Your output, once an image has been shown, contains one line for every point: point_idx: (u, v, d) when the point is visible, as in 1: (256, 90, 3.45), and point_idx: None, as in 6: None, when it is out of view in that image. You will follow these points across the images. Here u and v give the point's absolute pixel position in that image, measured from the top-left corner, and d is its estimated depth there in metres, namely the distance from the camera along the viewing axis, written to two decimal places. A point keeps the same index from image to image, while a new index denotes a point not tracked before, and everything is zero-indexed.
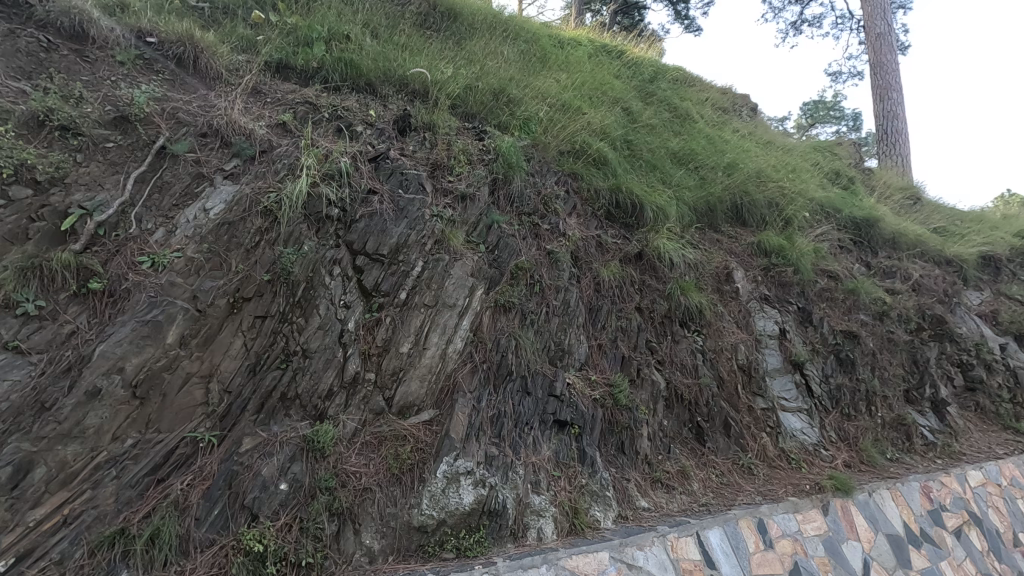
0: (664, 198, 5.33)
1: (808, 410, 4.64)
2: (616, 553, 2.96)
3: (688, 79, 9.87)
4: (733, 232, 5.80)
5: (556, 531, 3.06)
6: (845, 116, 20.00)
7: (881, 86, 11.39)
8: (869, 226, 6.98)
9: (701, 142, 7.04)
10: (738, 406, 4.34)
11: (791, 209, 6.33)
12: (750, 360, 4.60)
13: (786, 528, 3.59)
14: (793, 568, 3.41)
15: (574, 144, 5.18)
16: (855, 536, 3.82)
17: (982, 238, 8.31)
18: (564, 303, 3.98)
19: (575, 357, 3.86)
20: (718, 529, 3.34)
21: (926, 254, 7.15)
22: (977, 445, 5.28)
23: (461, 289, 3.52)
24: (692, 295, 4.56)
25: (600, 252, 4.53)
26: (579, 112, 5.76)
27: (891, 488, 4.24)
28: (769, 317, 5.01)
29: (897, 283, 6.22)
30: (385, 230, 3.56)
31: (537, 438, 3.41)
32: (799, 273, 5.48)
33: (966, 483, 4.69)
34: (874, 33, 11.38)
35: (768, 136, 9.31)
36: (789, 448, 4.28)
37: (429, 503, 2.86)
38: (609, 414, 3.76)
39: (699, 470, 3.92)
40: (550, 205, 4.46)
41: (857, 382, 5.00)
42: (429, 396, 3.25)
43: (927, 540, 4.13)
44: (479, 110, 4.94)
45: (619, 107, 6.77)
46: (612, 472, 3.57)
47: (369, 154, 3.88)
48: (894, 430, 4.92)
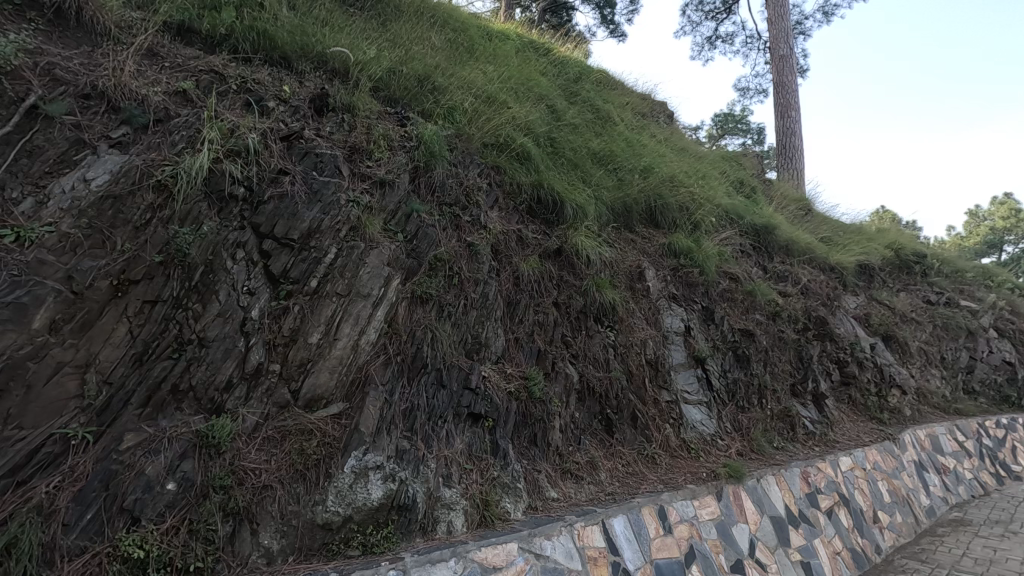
0: (583, 196, 5.47)
1: (707, 403, 4.96)
2: (525, 543, 2.99)
3: (610, 83, 10.16)
4: (647, 233, 6.07)
5: (466, 524, 3.05)
6: (751, 129, 21.48)
7: (782, 104, 12.35)
8: (767, 233, 7.56)
9: (620, 145, 7.29)
10: (644, 399, 4.57)
11: (699, 214, 6.72)
12: (657, 355, 4.85)
13: (683, 514, 3.80)
14: (688, 552, 3.63)
15: (498, 137, 5.17)
16: (743, 518, 4.12)
17: (860, 248, 9.25)
18: (482, 296, 3.96)
19: (492, 350, 3.86)
20: (622, 516, 3.48)
21: (814, 260, 7.85)
22: (848, 434, 5.90)
23: (376, 279, 3.40)
24: (606, 292, 4.71)
25: (520, 246, 4.57)
26: (505, 106, 5.75)
27: (776, 474, 4.62)
28: (676, 315, 5.30)
29: (788, 287, 6.79)
30: (296, 214, 3.37)
31: (450, 431, 3.39)
32: (704, 273, 5.83)
33: (838, 468, 5.21)
34: (778, 55, 12.33)
35: (683, 143, 9.82)
36: (689, 438, 4.57)
37: (335, 499, 2.76)
38: (523, 406, 3.81)
39: (607, 460, 4.08)
40: (472, 197, 4.43)
41: (750, 377, 5.42)
42: (339, 388, 3.13)
43: (804, 519, 4.55)
44: (403, 96, 4.81)
45: (544, 104, 6.84)
46: (524, 464, 3.62)
47: (282, 132, 3.64)
48: (781, 421, 5.40)
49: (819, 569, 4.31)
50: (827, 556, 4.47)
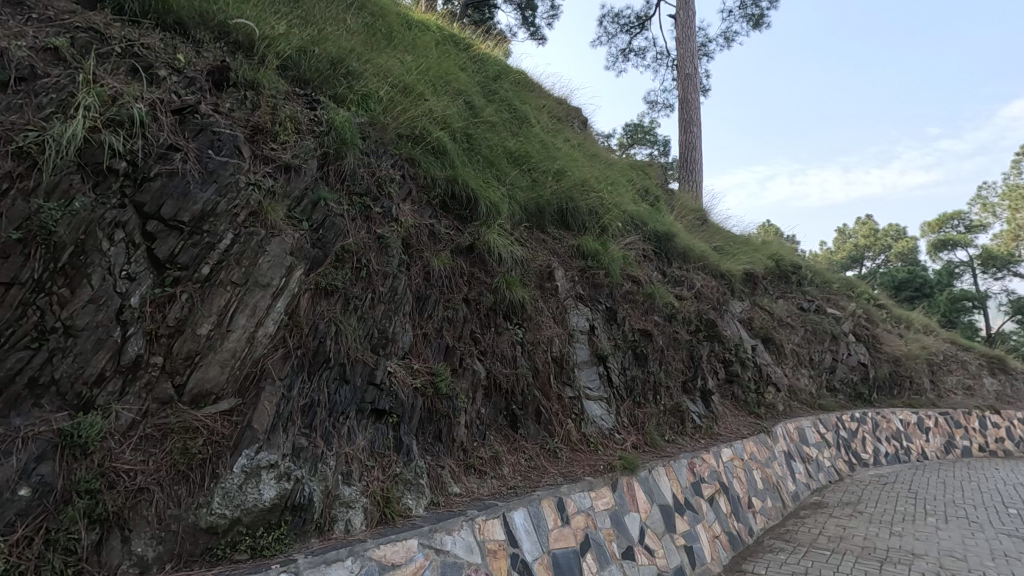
0: (498, 194, 5.52)
1: (607, 399, 5.22)
2: (425, 539, 2.97)
3: (528, 85, 10.32)
4: (558, 234, 6.24)
5: (365, 522, 2.99)
6: (658, 141, 22.72)
7: (686, 119, 13.20)
8: (667, 240, 8.05)
9: (536, 146, 7.44)
10: (549, 395, 4.73)
11: (607, 218, 7.02)
12: (562, 353, 5.03)
13: (581, 505, 3.96)
14: (583, 541, 3.79)
15: (413, 128, 5.09)
16: (635, 507, 4.37)
17: (748, 258, 10.12)
18: (391, 290, 3.88)
19: (399, 345, 3.80)
20: (522, 509, 3.56)
21: (708, 267, 8.47)
22: (730, 428, 6.46)
23: (278, 268, 3.21)
24: (516, 290, 4.79)
25: (432, 241, 4.52)
26: (422, 98, 5.67)
27: (665, 465, 4.94)
28: (582, 314, 5.53)
29: (684, 291, 7.28)
30: (188, 195, 3.11)
31: (352, 428, 3.30)
32: (610, 275, 6.11)
33: (720, 459, 5.68)
34: (684, 73, 13.16)
35: (595, 149, 10.20)
36: (589, 432, 4.79)
37: (222, 501, 2.58)
38: (429, 402, 3.79)
39: (510, 454, 4.17)
40: (384, 188, 4.32)
41: (647, 374, 5.80)
42: (231, 383, 2.93)
43: (689, 506, 4.91)
44: (313, 78, 4.59)
45: (462, 99, 6.81)
46: (427, 460, 3.60)
47: (174, 104, 3.34)
48: (672, 415, 5.81)
49: (700, 552, 4.68)
50: (707, 539, 4.86)
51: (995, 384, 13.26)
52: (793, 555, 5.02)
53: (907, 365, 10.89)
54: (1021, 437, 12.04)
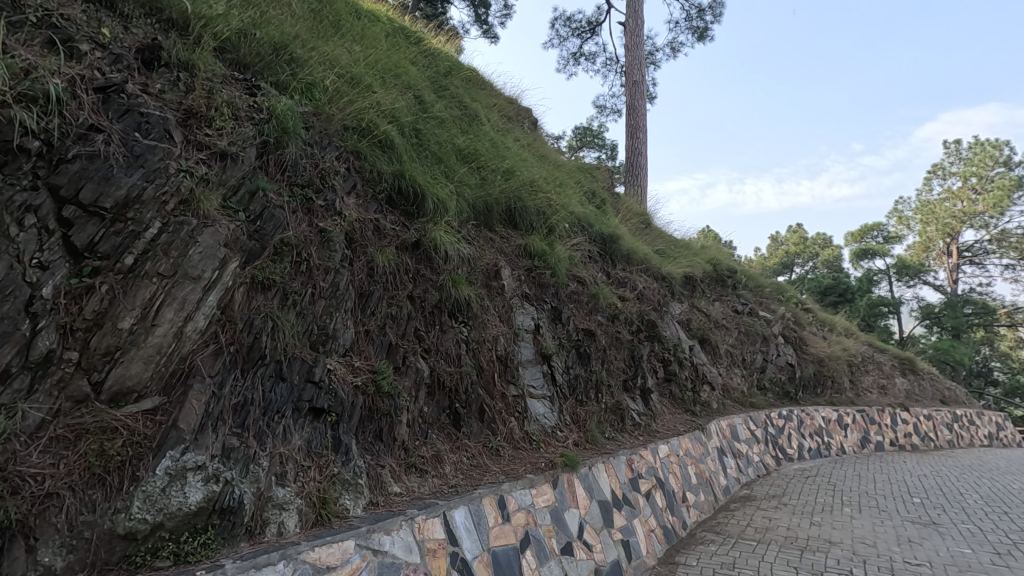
0: (446, 191, 5.49)
1: (550, 397, 5.31)
2: (363, 540, 2.90)
3: (479, 83, 10.29)
4: (505, 233, 6.27)
5: (299, 524, 2.89)
6: (606, 145, 23.20)
7: (633, 125, 13.55)
8: (613, 242, 8.24)
9: (485, 144, 7.43)
10: (493, 393, 4.75)
11: (554, 219, 7.11)
12: (507, 352, 5.06)
13: (521, 502, 3.99)
14: (523, 538, 3.82)
15: (360, 121, 4.97)
16: (575, 504, 4.45)
17: (688, 261, 10.50)
18: (333, 285, 3.77)
19: (339, 342, 3.71)
20: (463, 508, 3.54)
21: (650, 269, 8.74)
22: (667, 425, 6.70)
23: (210, 260, 3.06)
24: (462, 288, 4.78)
25: (377, 236, 4.43)
26: (369, 90, 5.54)
27: (605, 461, 5.06)
28: (527, 313, 5.58)
29: (627, 292, 7.49)
30: (111, 179, 2.91)
31: (288, 427, 3.19)
32: (555, 275, 6.18)
33: (657, 455, 5.87)
34: (632, 80, 13.51)
35: (544, 150, 10.30)
36: (531, 431, 4.85)
37: (142, 505, 2.44)
38: (370, 401, 3.72)
39: (453, 453, 4.15)
40: (327, 180, 4.20)
41: (589, 373, 5.95)
42: (156, 381, 2.77)
43: (627, 502, 5.04)
44: (254, 62, 4.40)
45: (411, 93, 6.71)
46: (367, 459, 3.54)
47: (97, 82, 3.11)
48: (613, 413, 5.97)
49: (636, 546, 4.82)
50: (643, 533, 5.01)
51: (905, 383, 14.38)
52: (722, 546, 5.26)
53: (829, 366, 11.64)
54: (926, 432, 13.12)
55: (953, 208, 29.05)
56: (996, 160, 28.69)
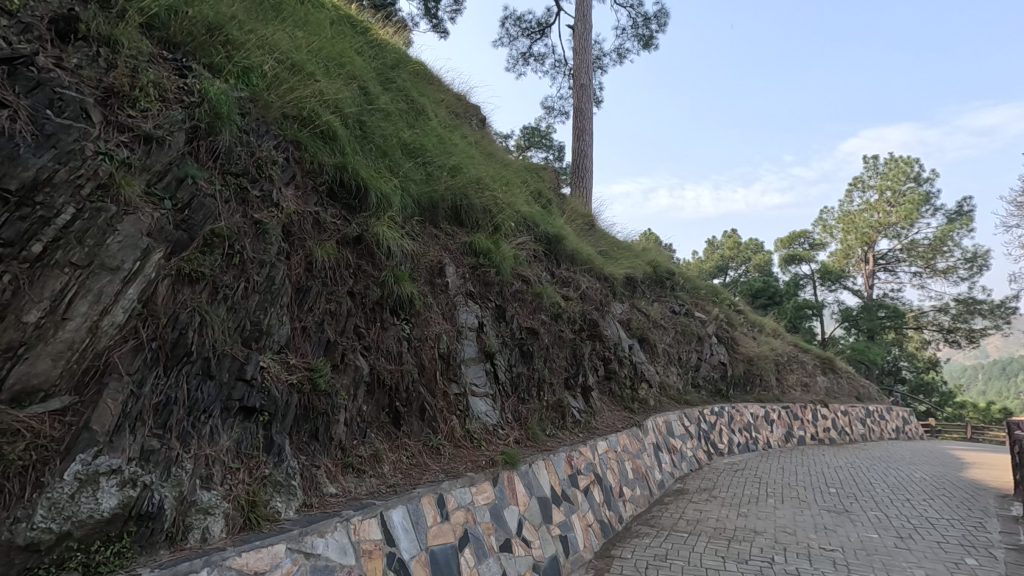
0: (390, 185, 5.38)
1: (492, 395, 5.35)
2: (294, 543, 2.79)
3: (427, 78, 10.16)
4: (450, 230, 6.23)
5: (226, 529, 2.76)
6: (553, 146, 23.45)
7: (579, 127, 13.77)
8: (558, 241, 8.33)
9: (432, 139, 7.35)
10: (434, 391, 4.72)
11: (500, 217, 7.12)
12: (449, 350, 5.04)
13: (461, 500, 3.96)
14: (462, 536, 3.81)
15: (300, 109, 4.79)
16: (514, 500, 4.47)
17: (630, 263, 10.79)
18: (267, 280, 3.61)
19: (274, 338, 3.56)
20: (402, 507, 3.48)
21: (594, 270, 8.91)
22: (606, 422, 6.88)
23: (131, 250, 2.86)
24: (404, 285, 4.70)
25: (316, 230, 4.29)
26: (311, 78, 5.36)
27: (545, 458, 5.12)
28: (471, 311, 5.58)
29: (570, 292, 7.61)
30: (17, 158, 2.66)
31: (215, 428, 3.04)
32: (500, 274, 6.20)
33: (596, 451, 6.00)
34: (579, 83, 13.73)
35: (491, 148, 10.30)
36: (472, 429, 4.87)
37: (47, 513, 2.26)
38: (306, 399, 3.60)
39: (392, 452, 4.09)
40: (264, 170, 4.01)
41: (532, 371, 6.02)
42: (66, 379, 2.57)
43: (566, 498, 5.13)
44: (184, 42, 4.15)
45: (356, 84, 6.53)
46: (301, 460, 3.42)
47: (2, 52, 2.84)
48: (554, 411, 6.08)
49: (573, 541, 4.92)
50: (581, 528, 5.12)
51: (825, 382, 15.39)
52: (656, 538, 5.44)
53: (757, 364, 12.29)
54: (842, 427, 14.09)
55: (870, 219, 31.30)
56: (908, 176, 31.13)
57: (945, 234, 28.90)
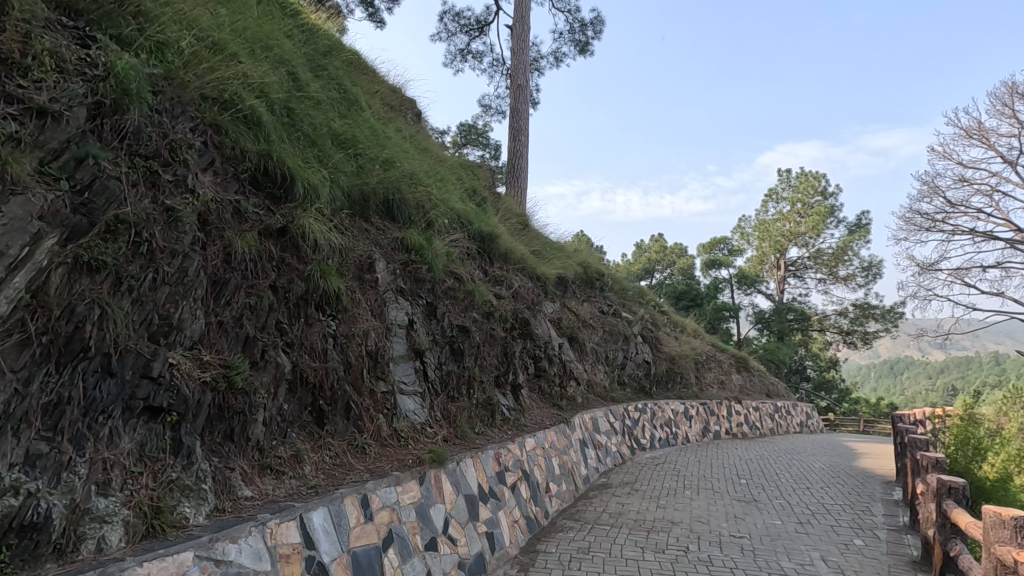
0: (318, 176, 5.19)
1: (420, 394, 5.31)
2: (203, 551, 2.61)
3: (361, 68, 9.88)
4: (381, 225, 6.09)
5: (125, 537, 2.56)
6: (489, 144, 23.48)
7: (515, 127, 13.87)
8: (492, 240, 8.35)
9: (364, 131, 7.15)
10: (360, 390, 4.61)
11: (433, 213, 7.05)
12: (377, 347, 4.94)
13: (386, 500, 3.89)
14: (386, 536, 3.74)
15: (221, 91, 4.51)
16: (441, 499, 4.44)
17: (562, 263, 11.00)
18: (179, 271, 3.38)
19: (186, 334, 3.34)
20: (323, 509, 3.36)
21: (526, 269, 9.01)
22: (535, 419, 6.99)
23: (18, 235, 2.61)
24: (331, 279, 4.54)
25: (236, 220, 4.07)
26: (234, 59, 5.06)
27: (473, 456, 5.12)
28: (401, 308, 5.49)
29: (503, 290, 7.66)
30: None
31: (115, 430, 2.82)
32: (432, 271, 6.13)
33: (524, 448, 6.07)
34: (516, 84, 13.82)
35: (427, 144, 10.17)
36: (399, 428, 4.80)
37: None
38: (220, 398, 3.39)
39: (314, 452, 3.95)
40: (178, 153, 3.75)
41: (462, 369, 6.01)
42: None
43: (493, 495, 5.15)
44: (88, 10, 3.81)
45: (284, 69, 6.24)
46: (213, 462, 3.24)
47: None
48: (483, 409, 6.11)
49: (499, 537, 4.97)
50: (507, 525, 5.17)
51: (739, 379, 16.40)
52: (579, 532, 5.59)
53: (679, 363, 12.90)
54: (753, 422, 15.07)
55: (783, 228, 33.63)
56: (816, 190, 33.69)
57: (845, 245, 31.59)
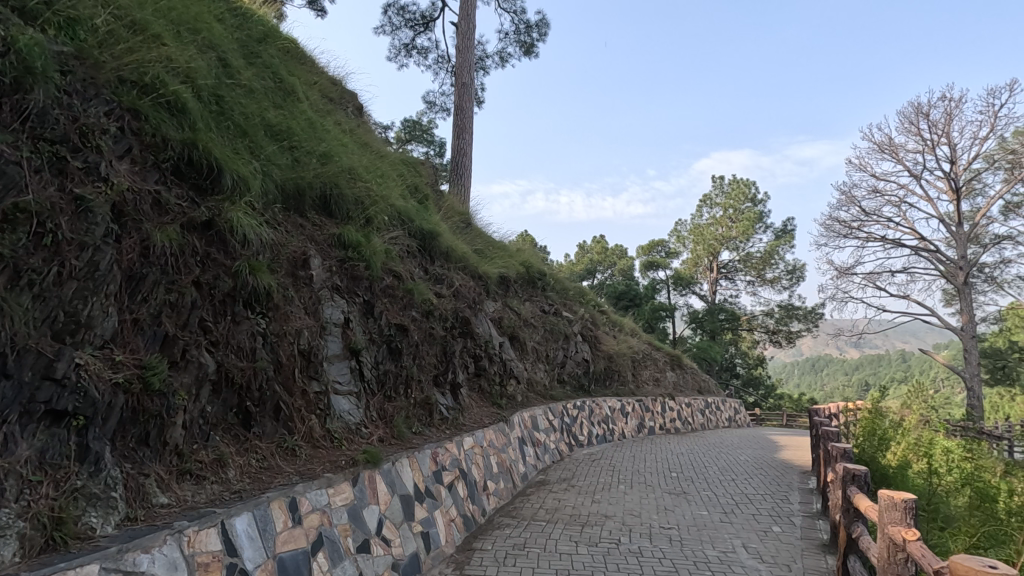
0: (249, 168, 4.97)
1: (356, 393, 5.21)
2: (111, 563, 2.45)
3: (297, 57, 9.53)
4: (317, 221, 5.92)
5: (20, 552, 2.36)
6: (434, 141, 23.27)
7: (459, 125, 13.80)
8: (434, 238, 8.27)
9: (300, 122, 6.91)
10: (291, 390, 4.46)
11: (373, 210, 6.91)
12: (310, 346, 4.79)
13: (316, 503, 3.78)
14: (315, 540, 3.64)
15: (141, 74, 4.24)
16: (375, 500, 4.37)
17: (504, 261, 11.05)
18: (89, 265, 3.15)
19: (97, 332, 3.13)
20: (247, 514, 3.23)
21: (468, 268, 8.99)
22: (473, 418, 7.01)
23: None
24: (261, 276, 4.36)
25: (156, 211, 3.84)
26: (156, 41, 4.77)
27: (409, 456, 5.06)
28: (337, 306, 5.36)
29: (443, 289, 7.63)
30: None
31: (11, 436, 2.61)
32: (369, 268, 6.01)
33: (462, 447, 6.05)
34: (460, 82, 13.74)
35: (367, 138, 9.96)
36: (333, 428, 4.69)
37: None
38: (134, 401, 3.19)
39: (238, 456, 3.80)
40: (90, 138, 3.51)
41: (400, 368, 5.94)
42: None
43: (429, 494, 5.12)
44: None
45: (213, 54, 5.93)
46: (125, 469, 3.05)
47: None
48: (421, 408, 6.07)
49: (435, 536, 4.94)
50: (443, 524, 5.15)
51: (673, 376, 17.03)
52: (516, 528, 5.66)
53: (617, 361, 13.26)
54: (685, 417, 15.71)
55: (716, 232, 35.19)
56: (747, 197, 35.45)
57: (772, 249, 33.47)
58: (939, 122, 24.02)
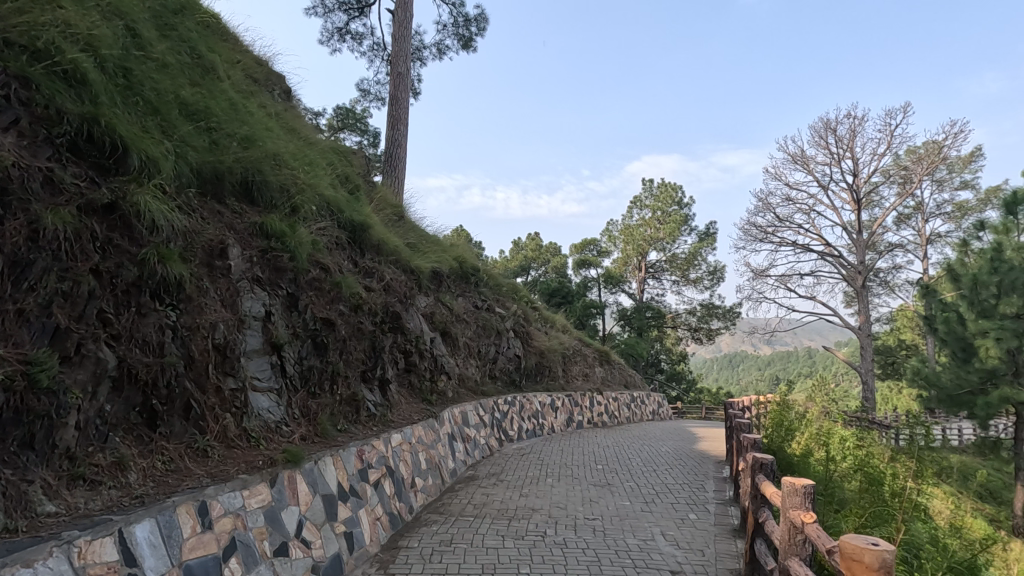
0: (160, 148, 4.60)
1: (276, 390, 4.98)
2: None
3: (219, 33, 8.95)
4: (237, 208, 5.59)
5: None
6: (368, 131, 22.61)
7: (393, 116, 13.47)
8: (364, 230, 8.04)
9: (221, 102, 6.50)
10: (203, 387, 4.19)
11: (299, 198, 6.61)
12: (226, 340, 4.52)
13: (229, 506, 3.58)
14: (227, 545, 3.45)
15: (31, 39, 3.83)
16: (295, 501, 4.19)
17: (438, 256, 10.92)
18: None
19: None
20: (149, 521, 3.00)
21: (400, 262, 8.81)
22: (402, 415, 6.89)
23: None
24: (172, 265, 4.05)
25: (47, 191, 3.48)
26: (51, 3, 4.32)
27: (333, 454, 4.90)
28: (257, 299, 5.08)
29: (373, 283, 7.43)
30: None
31: None
32: (294, 260, 5.74)
33: (389, 444, 5.93)
34: (396, 71, 13.40)
35: (295, 124, 9.52)
36: (250, 427, 4.45)
37: None
38: (17, 400, 2.88)
39: (141, 458, 3.52)
40: None
41: (325, 363, 5.73)
42: None
43: (353, 493, 4.98)
44: None
45: (120, 22, 5.45)
46: (4, 475, 2.74)
47: None
48: (347, 405, 5.89)
49: (359, 536, 4.82)
50: (367, 523, 5.03)
51: (601, 372, 17.52)
52: (443, 525, 5.62)
53: (548, 357, 13.46)
54: (612, 412, 16.21)
55: (645, 233, 36.49)
56: (674, 200, 37.00)
57: (696, 251, 35.15)
58: (845, 138, 26.08)
